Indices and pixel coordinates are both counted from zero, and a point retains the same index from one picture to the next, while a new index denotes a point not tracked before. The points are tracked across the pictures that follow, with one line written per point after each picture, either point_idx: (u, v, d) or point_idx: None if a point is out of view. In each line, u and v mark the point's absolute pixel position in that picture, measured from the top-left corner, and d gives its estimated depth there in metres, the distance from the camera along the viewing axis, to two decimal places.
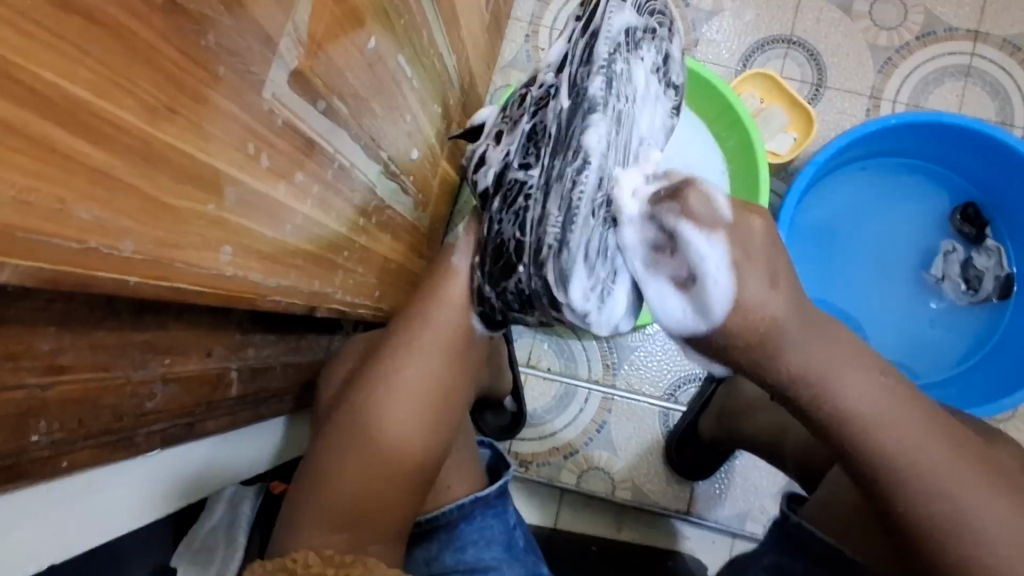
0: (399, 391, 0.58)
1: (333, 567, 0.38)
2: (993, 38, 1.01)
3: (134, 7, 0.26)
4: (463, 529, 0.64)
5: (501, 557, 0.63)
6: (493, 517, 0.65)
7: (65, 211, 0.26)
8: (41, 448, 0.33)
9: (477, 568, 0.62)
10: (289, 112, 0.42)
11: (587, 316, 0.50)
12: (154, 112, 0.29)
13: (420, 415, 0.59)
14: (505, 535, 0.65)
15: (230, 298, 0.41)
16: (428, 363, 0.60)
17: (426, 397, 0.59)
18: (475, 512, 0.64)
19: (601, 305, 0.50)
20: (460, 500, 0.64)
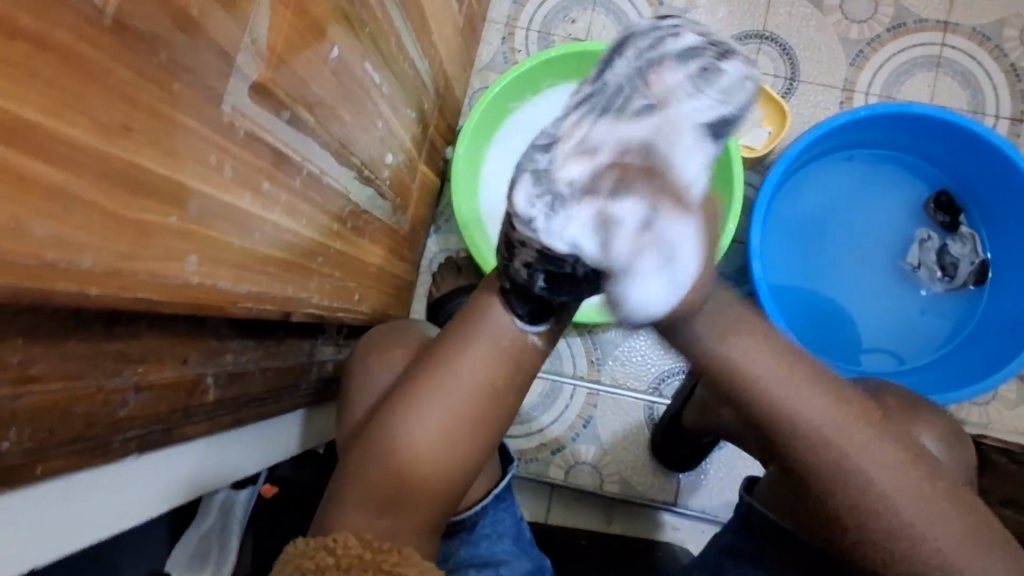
0: (436, 394, 0.55)
1: (370, 551, 0.48)
2: (963, 28, 1.02)
3: (83, 31, 0.27)
4: (481, 524, 0.63)
5: (511, 551, 0.64)
6: (505, 511, 0.64)
7: (22, 228, 0.27)
8: (14, 457, 0.34)
9: (490, 562, 0.62)
10: (252, 124, 0.43)
11: (533, 224, 0.47)
12: (110, 130, 0.31)
13: (455, 418, 0.55)
14: (515, 529, 0.65)
15: (199, 306, 0.43)
16: (469, 364, 0.56)
17: (465, 396, 0.55)
18: (489, 508, 0.63)
19: (549, 217, 0.47)
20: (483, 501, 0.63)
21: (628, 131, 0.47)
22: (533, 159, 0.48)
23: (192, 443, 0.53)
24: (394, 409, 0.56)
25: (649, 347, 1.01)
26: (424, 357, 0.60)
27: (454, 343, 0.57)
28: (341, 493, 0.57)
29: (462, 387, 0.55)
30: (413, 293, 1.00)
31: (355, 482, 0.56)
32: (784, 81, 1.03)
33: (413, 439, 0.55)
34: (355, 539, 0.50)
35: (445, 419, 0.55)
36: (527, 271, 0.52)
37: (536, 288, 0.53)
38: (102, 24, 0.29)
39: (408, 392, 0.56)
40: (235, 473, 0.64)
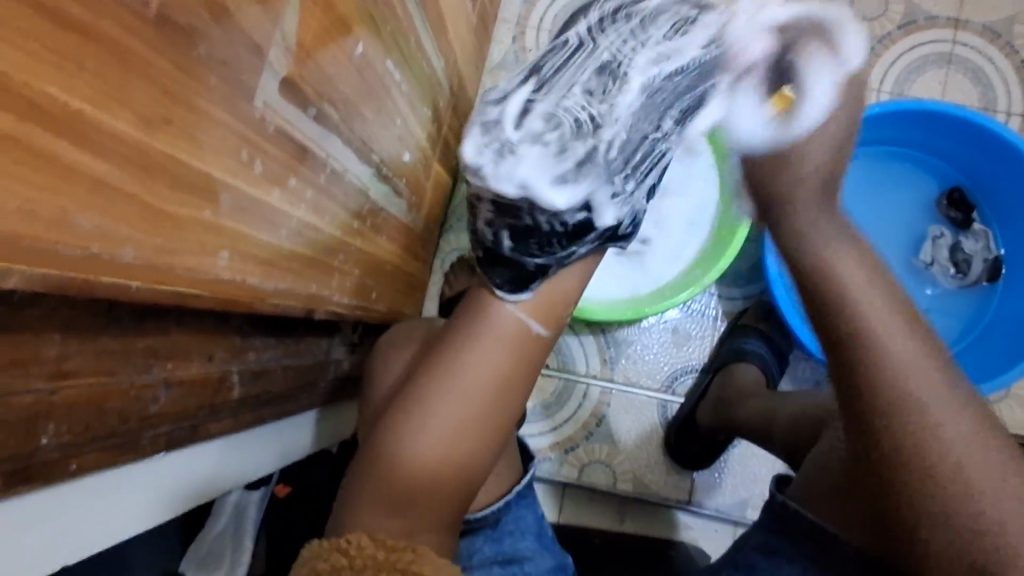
0: (452, 380, 0.55)
1: (383, 550, 0.47)
2: (974, 26, 1.03)
3: (127, 21, 0.27)
4: (504, 521, 0.62)
5: (534, 548, 0.63)
6: (526, 507, 0.64)
7: (67, 220, 0.27)
8: (50, 452, 0.34)
9: (513, 559, 0.61)
10: (279, 118, 0.43)
11: (483, 171, 0.53)
12: (149, 122, 0.31)
13: (471, 406, 0.55)
14: (537, 526, 0.65)
15: (228, 302, 0.42)
16: (487, 353, 0.56)
17: (483, 374, 0.55)
18: (513, 505, 0.63)
19: (499, 160, 0.53)
20: (505, 498, 0.62)
21: (585, 82, 0.53)
22: (484, 112, 0.54)
23: (213, 441, 0.52)
24: (411, 395, 0.56)
25: (662, 346, 1.01)
26: (429, 348, 0.60)
27: (464, 328, 0.58)
28: (358, 487, 0.54)
29: (480, 365, 0.56)
30: (426, 292, 1.00)
31: (377, 472, 0.53)
32: None
33: (439, 417, 0.54)
34: (368, 539, 0.48)
35: (466, 395, 0.55)
36: (492, 231, 0.58)
37: (504, 248, 0.58)
38: (145, 15, 0.28)
39: (427, 374, 0.56)
40: (254, 471, 0.63)
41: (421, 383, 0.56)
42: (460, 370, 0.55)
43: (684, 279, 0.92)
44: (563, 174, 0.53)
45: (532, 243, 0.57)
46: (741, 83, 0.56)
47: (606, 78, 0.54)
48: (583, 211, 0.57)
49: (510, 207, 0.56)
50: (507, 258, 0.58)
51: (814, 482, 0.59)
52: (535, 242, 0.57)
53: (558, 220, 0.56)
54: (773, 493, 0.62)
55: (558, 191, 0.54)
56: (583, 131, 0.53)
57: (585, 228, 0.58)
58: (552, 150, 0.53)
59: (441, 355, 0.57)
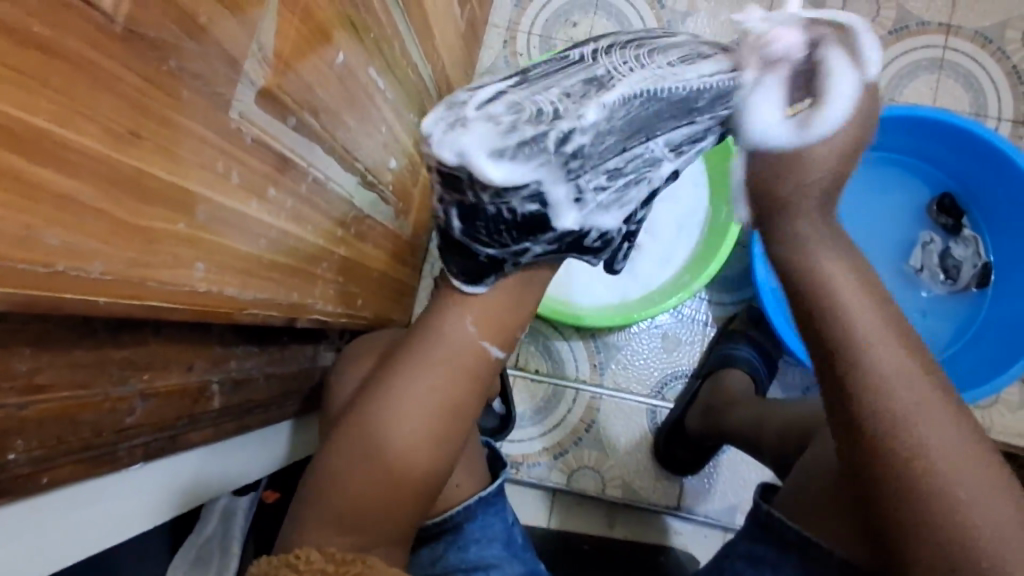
0: (408, 398, 0.55)
1: (333, 564, 0.46)
2: (964, 31, 1.03)
3: (93, 38, 0.27)
4: (467, 529, 0.62)
5: (501, 556, 0.62)
6: (493, 515, 0.63)
7: (32, 236, 0.27)
8: (20, 466, 0.34)
9: (478, 567, 0.61)
10: (258, 129, 0.43)
11: (430, 139, 0.49)
12: (118, 137, 0.31)
13: (429, 424, 0.55)
14: (505, 533, 0.63)
15: (205, 313, 0.42)
16: (441, 373, 0.56)
17: (435, 389, 0.56)
18: (477, 513, 0.62)
19: (448, 131, 0.49)
20: (466, 502, 0.62)
21: (566, 83, 0.51)
22: (454, 94, 0.51)
23: (195, 449, 0.52)
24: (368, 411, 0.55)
25: (651, 352, 1.01)
26: (388, 357, 0.60)
27: (417, 345, 0.57)
28: (318, 499, 0.54)
29: (435, 384, 0.55)
30: (416, 297, 1.00)
31: (334, 488, 0.54)
32: None
33: (393, 432, 0.54)
34: (318, 554, 0.47)
35: (420, 410, 0.55)
36: (442, 210, 0.54)
37: (453, 231, 0.55)
38: (113, 31, 0.28)
39: (378, 389, 0.56)
40: (239, 478, 0.64)
41: (375, 398, 0.56)
42: (412, 385, 0.55)
43: (672, 284, 0.93)
44: (509, 151, 0.49)
45: (482, 228, 0.54)
46: (767, 76, 0.52)
47: (590, 86, 0.51)
48: (534, 203, 0.52)
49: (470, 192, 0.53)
50: (468, 249, 0.56)
51: (802, 491, 0.60)
52: (483, 227, 0.53)
53: (505, 208, 0.52)
54: (759, 502, 0.62)
55: (499, 168, 0.49)
56: (541, 118, 0.49)
57: (542, 227, 0.54)
58: (511, 126, 0.49)
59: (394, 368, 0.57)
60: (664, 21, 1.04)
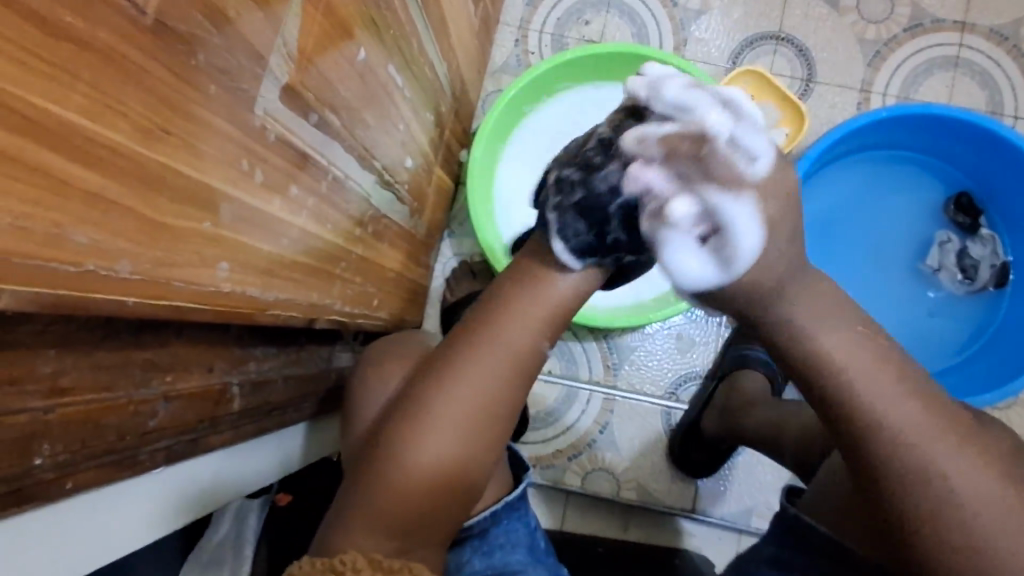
0: (449, 403, 0.52)
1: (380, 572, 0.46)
2: (981, 28, 1.02)
3: (123, 30, 0.27)
4: (492, 534, 0.61)
5: (525, 561, 0.61)
6: (518, 520, 0.62)
7: (61, 235, 0.26)
8: (45, 471, 0.33)
9: (505, 572, 0.59)
10: (281, 126, 0.42)
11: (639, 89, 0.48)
12: (146, 133, 0.30)
13: (469, 429, 0.53)
14: (529, 538, 0.63)
15: (228, 314, 0.41)
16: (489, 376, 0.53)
17: (479, 394, 0.53)
18: (502, 517, 0.61)
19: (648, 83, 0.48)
20: (492, 508, 0.60)
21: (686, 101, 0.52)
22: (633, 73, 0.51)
23: (215, 452, 0.51)
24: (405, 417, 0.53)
25: (666, 353, 1.00)
26: (428, 361, 0.57)
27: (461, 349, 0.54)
28: (355, 507, 0.52)
29: (480, 388, 0.52)
30: (428, 298, 0.99)
31: (374, 497, 0.52)
32: (801, 83, 1.03)
33: (434, 439, 0.52)
34: (362, 559, 0.47)
35: (464, 416, 0.52)
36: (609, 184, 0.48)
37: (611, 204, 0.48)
38: (142, 23, 0.28)
39: (420, 394, 0.53)
40: (255, 482, 0.63)
41: (416, 404, 0.53)
42: (457, 390, 0.52)
43: None
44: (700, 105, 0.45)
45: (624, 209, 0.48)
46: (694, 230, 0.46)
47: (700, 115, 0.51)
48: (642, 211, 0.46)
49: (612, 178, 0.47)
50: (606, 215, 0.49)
51: (824, 492, 0.59)
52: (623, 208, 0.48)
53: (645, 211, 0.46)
54: (784, 505, 0.62)
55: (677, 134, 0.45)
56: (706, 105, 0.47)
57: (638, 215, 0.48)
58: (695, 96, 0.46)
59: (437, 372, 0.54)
60: (677, 19, 1.03)
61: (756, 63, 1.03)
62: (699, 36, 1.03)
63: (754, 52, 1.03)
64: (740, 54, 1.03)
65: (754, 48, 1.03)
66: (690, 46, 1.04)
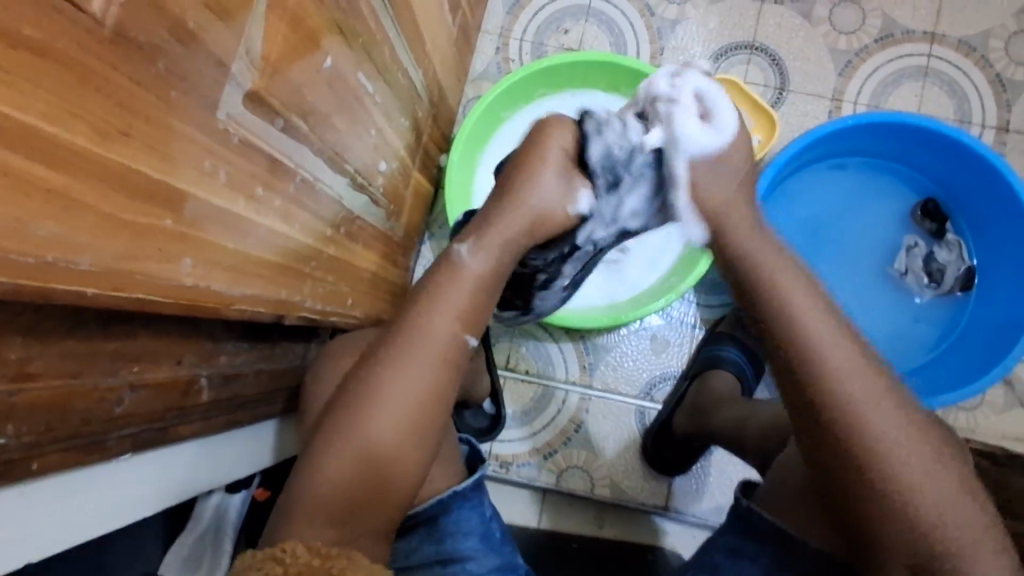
0: (383, 397, 0.55)
1: (319, 558, 0.46)
2: (949, 40, 1.04)
3: (83, 41, 0.29)
4: (443, 521, 0.62)
5: (478, 549, 0.63)
6: (471, 510, 0.63)
7: (22, 228, 0.29)
8: (12, 451, 0.35)
9: (454, 559, 0.62)
10: (245, 130, 0.44)
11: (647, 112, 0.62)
12: (106, 135, 0.32)
13: (405, 424, 0.55)
14: (482, 527, 0.64)
15: (194, 308, 0.44)
16: (421, 373, 0.56)
17: (412, 380, 0.55)
18: (455, 506, 0.63)
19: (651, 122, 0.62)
20: (441, 494, 0.62)
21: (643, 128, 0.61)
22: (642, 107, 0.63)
23: (185, 443, 0.54)
24: (344, 412, 0.55)
25: (641, 353, 1.02)
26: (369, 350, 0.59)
27: (393, 346, 0.56)
28: (308, 490, 0.54)
29: (405, 384, 0.55)
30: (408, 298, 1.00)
31: (325, 476, 0.54)
32: (774, 91, 1.05)
33: (380, 415, 0.54)
34: (304, 548, 0.47)
35: (400, 407, 0.55)
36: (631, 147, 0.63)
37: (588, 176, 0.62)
38: (102, 34, 0.30)
39: (361, 382, 0.56)
40: (229, 475, 0.66)
41: (361, 385, 0.56)
42: (395, 372, 0.55)
43: (662, 286, 0.94)
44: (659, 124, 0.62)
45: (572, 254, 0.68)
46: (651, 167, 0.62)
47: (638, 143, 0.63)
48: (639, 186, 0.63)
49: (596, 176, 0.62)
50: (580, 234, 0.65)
51: (780, 483, 0.61)
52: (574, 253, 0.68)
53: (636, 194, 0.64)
54: (738, 497, 0.63)
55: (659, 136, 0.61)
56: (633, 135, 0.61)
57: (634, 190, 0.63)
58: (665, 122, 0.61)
59: (380, 354, 0.57)
60: (654, 28, 1.06)
61: (731, 72, 1.06)
62: (676, 45, 1.06)
63: (729, 60, 1.06)
64: (715, 62, 1.06)
65: (729, 57, 1.06)
66: (667, 54, 1.06)
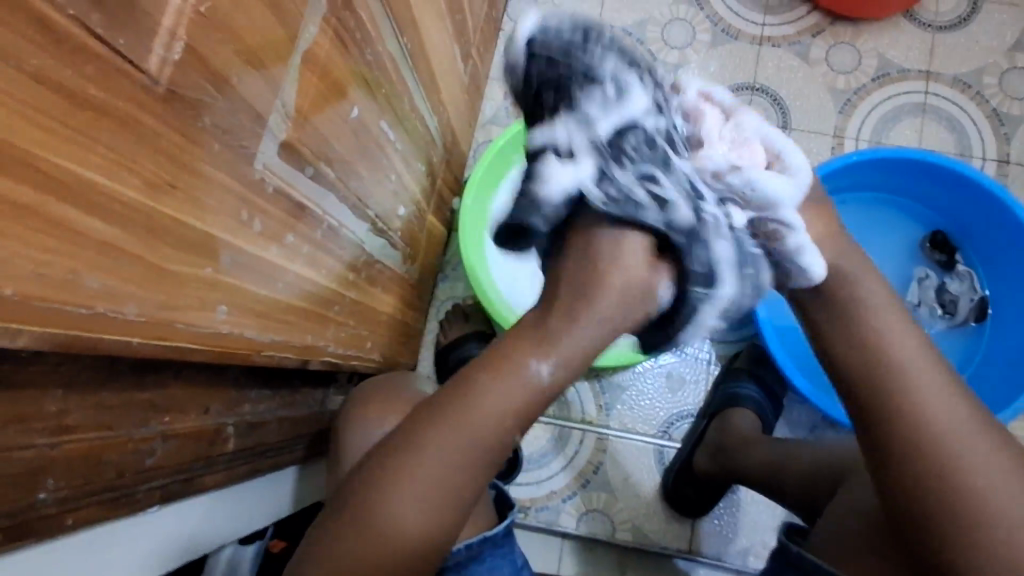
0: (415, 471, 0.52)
1: None
2: (944, 77, 1.07)
3: (139, 99, 0.30)
4: (472, 568, 0.61)
5: None
6: (502, 557, 0.62)
7: (75, 280, 0.29)
8: (47, 506, 0.35)
9: None
10: (278, 179, 0.45)
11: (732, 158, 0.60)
12: (155, 188, 0.33)
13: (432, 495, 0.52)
14: (513, 574, 0.63)
15: (225, 354, 0.44)
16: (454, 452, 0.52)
17: (445, 461, 0.52)
18: (484, 553, 0.61)
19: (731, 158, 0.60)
20: (468, 539, 0.60)
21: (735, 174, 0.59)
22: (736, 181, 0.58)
23: (208, 494, 0.53)
24: (377, 478, 0.53)
25: (657, 392, 1.02)
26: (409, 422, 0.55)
27: (433, 423, 0.52)
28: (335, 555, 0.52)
29: (437, 462, 0.52)
30: (422, 339, 1.01)
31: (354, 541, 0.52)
32: (777, 130, 1.08)
33: (407, 487, 0.52)
34: None
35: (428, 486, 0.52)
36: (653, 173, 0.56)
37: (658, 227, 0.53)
38: (156, 92, 0.31)
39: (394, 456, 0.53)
40: (248, 525, 0.64)
41: (398, 451, 0.53)
42: (426, 451, 0.52)
43: None
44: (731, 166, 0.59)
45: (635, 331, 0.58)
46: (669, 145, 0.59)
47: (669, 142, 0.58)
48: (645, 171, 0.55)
49: (634, 155, 0.56)
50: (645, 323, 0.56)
51: (834, 532, 0.60)
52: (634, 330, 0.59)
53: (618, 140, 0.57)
54: (786, 544, 0.61)
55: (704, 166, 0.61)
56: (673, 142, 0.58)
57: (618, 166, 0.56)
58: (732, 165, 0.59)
59: (416, 427, 0.53)
60: (657, 72, 1.09)
61: None
62: None
63: None
64: None
65: None
66: None
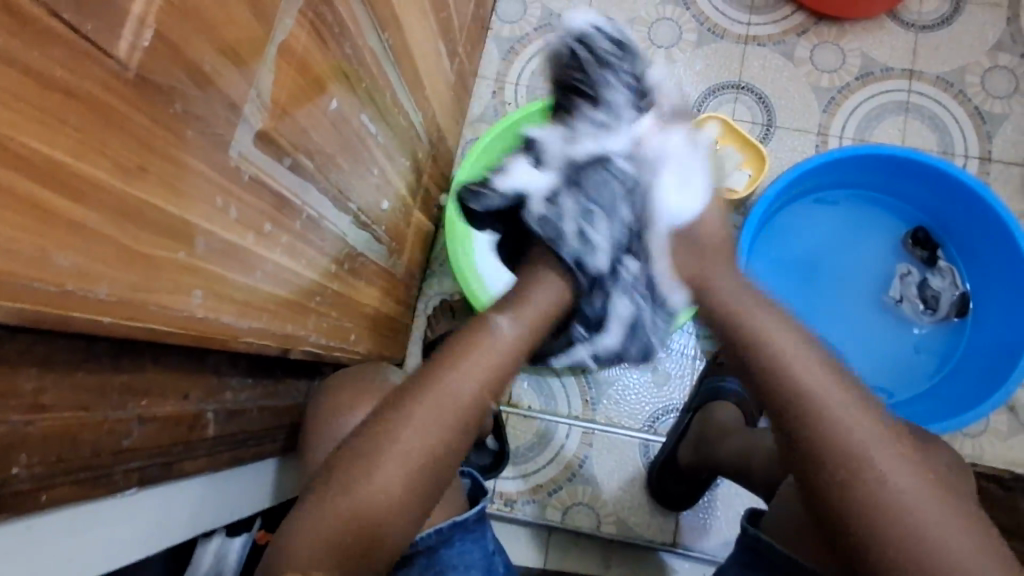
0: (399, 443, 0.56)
1: None
2: (927, 76, 1.09)
3: (110, 83, 0.31)
4: (444, 554, 0.62)
5: None
6: (472, 542, 0.63)
7: (45, 257, 0.30)
8: (22, 482, 0.36)
9: None
10: (255, 168, 0.46)
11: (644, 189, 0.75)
12: (127, 171, 0.34)
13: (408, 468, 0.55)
14: (484, 560, 0.64)
15: (201, 339, 0.45)
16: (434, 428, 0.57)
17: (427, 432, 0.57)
18: (455, 538, 0.63)
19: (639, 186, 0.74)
20: (438, 524, 0.61)
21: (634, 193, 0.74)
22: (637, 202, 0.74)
23: (189, 480, 0.54)
24: (358, 455, 0.55)
25: (643, 387, 1.03)
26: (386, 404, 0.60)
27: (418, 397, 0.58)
28: (306, 528, 0.53)
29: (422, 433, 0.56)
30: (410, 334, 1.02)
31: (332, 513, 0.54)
32: (762, 128, 1.09)
33: (389, 459, 0.55)
34: None
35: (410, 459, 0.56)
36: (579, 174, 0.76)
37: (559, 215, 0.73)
38: (126, 77, 0.32)
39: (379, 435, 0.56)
40: (230, 515, 0.65)
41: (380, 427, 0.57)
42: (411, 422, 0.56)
43: None
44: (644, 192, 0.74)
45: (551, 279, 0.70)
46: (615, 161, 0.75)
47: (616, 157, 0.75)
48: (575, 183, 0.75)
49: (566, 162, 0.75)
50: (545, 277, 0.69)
51: (783, 516, 0.62)
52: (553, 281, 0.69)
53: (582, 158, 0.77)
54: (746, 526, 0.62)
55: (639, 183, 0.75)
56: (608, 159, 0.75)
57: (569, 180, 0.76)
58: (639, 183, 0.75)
59: (388, 412, 0.58)
60: (643, 71, 1.10)
61: (718, 111, 1.09)
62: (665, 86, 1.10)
63: (717, 99, 1.10)
64: (704, 102, 1.10)
65: (717, 96, 1.10)
66: None
